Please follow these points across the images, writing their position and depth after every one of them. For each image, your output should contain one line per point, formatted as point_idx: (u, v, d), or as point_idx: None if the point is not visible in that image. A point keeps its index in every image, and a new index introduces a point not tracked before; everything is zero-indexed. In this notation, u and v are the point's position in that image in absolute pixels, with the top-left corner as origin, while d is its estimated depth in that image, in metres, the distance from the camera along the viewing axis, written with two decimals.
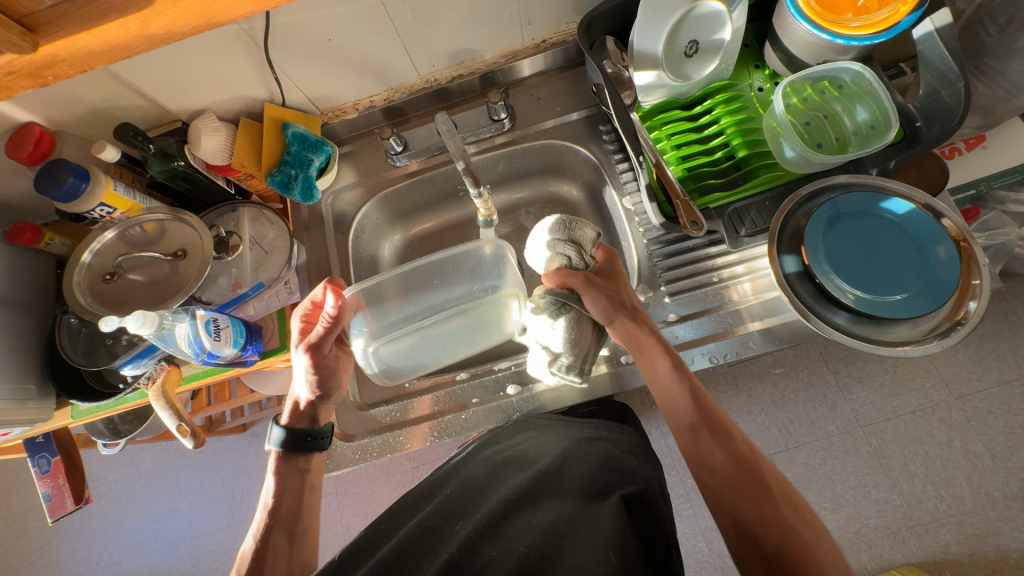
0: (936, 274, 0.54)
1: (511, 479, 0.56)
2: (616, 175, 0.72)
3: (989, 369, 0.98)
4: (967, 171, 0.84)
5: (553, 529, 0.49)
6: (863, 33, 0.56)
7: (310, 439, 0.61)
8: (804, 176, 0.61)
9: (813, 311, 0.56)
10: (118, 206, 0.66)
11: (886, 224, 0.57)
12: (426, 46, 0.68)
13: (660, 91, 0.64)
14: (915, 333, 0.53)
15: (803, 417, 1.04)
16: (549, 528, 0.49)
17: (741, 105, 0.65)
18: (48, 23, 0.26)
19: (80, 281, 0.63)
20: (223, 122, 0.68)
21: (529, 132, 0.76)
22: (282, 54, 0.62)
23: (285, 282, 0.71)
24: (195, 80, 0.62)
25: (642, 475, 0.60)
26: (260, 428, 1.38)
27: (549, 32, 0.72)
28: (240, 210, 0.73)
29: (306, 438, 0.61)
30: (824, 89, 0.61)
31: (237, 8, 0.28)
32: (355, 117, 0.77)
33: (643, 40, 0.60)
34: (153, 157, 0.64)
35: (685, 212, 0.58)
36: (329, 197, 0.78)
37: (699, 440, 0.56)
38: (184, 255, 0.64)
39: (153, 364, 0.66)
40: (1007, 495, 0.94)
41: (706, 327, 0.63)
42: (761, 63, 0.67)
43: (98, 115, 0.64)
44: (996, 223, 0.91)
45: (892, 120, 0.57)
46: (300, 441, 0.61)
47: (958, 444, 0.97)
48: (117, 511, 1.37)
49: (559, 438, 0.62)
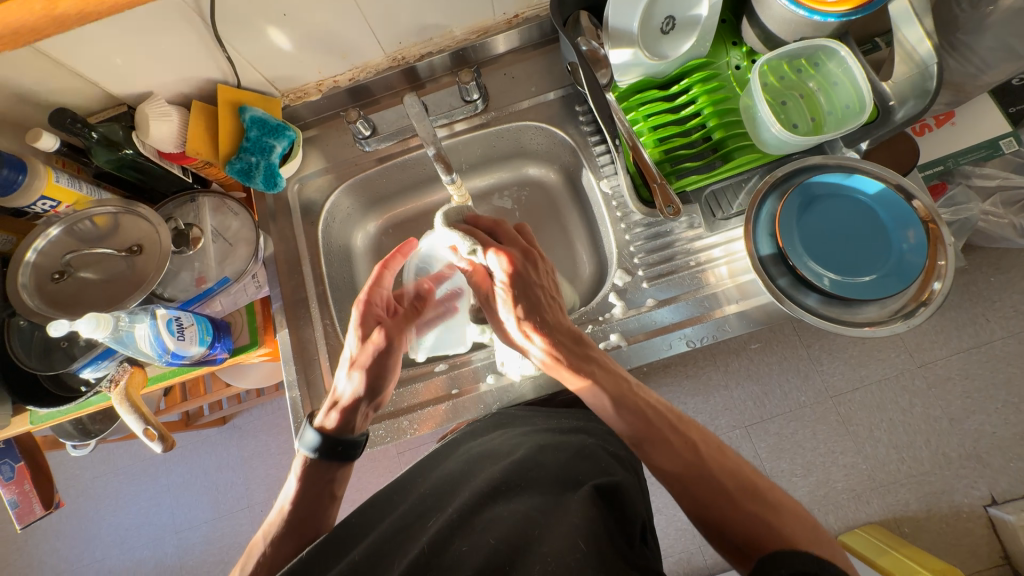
0: (904, 254, 0.55)
1: (485, 472, 0.58)
2: (592, 158, 0.70)
3: (951, 338, 1.03)
4: (936, 147, 0.86)
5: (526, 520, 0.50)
6: (839, 9, 0.53)
7: (346, 448, 0.58)
8: (778, 159, 0.61)
9: (785, 294, 0.56)
10: (62, 199, 0.61)
11: (858, 204, 0.57)
12: (392, 20, 0.64)
13: (637, 69, 0.61)
14: (883, 313, 0.55)
15: (777, 390, 1.08)
16: (522, 519, 0.50)
17: (718, 84, 0.63)
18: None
19: (26, 282, 0.59)
20: (173, 105, 0.63)
21: (504, 113, 0.73)
22: (233, 31, 0.58)
23: (253, 276, 0.68)
24: (138, 60, 0.57)
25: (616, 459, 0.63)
26: (240, 420, 1.35)
27: (522, 6, 0.68)
28: (199, 201, 0.69)
29: (337, 446, 0.58)
30: (800, 67, 0.61)
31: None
32: (319, 98, 0.72)
33: (618, 16, 0.58)
34: (97, 146, 0.60)
35: (662, 195, 0.57)
36: (295, 184, 0.74)
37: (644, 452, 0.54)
38: (140, 251, 0.61)
39: (114, 366, 0.63)
40: (961, 454, 1.00)
41: (684, 311, 0.63)
42: (739, 39, 0.65)
43: (30, 100, 0.58)
44: (962, 198, 0.93)
45: (866, 99, 0.56)
46: (333, 449, 0.58)
47: (920, 410, 1.02)
48: (96, 509, 1.35)
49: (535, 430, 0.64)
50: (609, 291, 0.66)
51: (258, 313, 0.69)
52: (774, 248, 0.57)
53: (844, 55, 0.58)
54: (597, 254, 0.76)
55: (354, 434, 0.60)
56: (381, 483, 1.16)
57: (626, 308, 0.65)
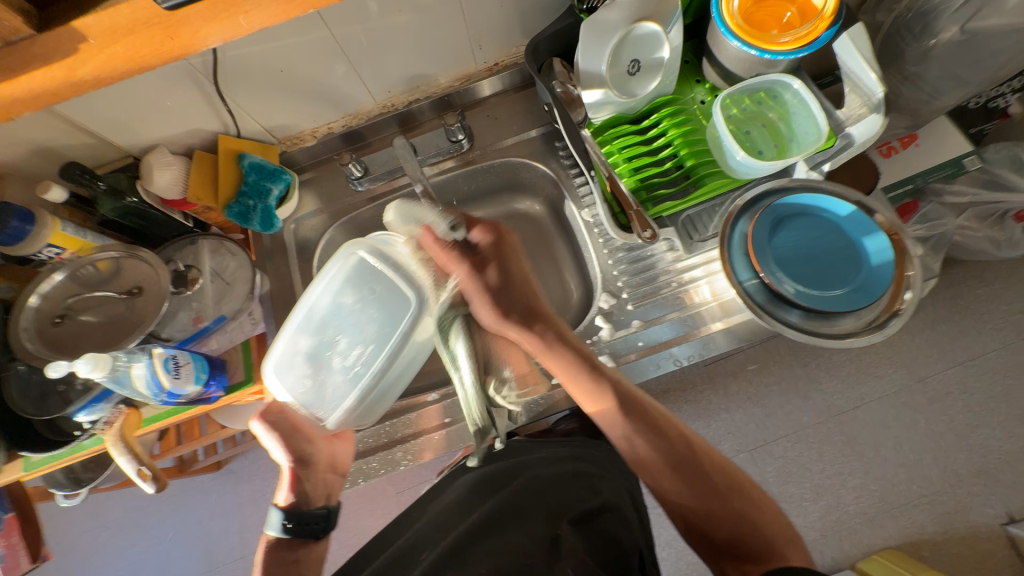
0: (872, 266, 0.57)
1: (483, 504, 0.61)
2: (574, 189, 0.74)
3: (945, 351, 1.04)
4: (901, 168, 0.92)
5: (520, 553, 0.55)
6: (789, 48, 0.58)
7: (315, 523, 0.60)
8: (746, 183, 0.65)
9: (765, 309, 0.58)
10: (67, 246, 0.64)
11: (824, 222, 0.60)
12: (382, 72, 0.69)
13: (609, 107, 0.65)
14: (858, 324, 0.56)
15: (778, 410, 1.07)
16: (519, 550, 0.55)
17: (686, 117, 0.68)
18: None
19: (27, 326, 0.60)
20: (177, 156, 0.67)
21: (488, 151, 0.78)
22: (233, 87, 0.62)
23: (249, 313, 0.70)
24: (145, 115, 0.61)
25: (609, 484, 0.65)
26: (235, 465, 1.33)
27: (501, 55, 0.74)
28: (199, 243, 0.72)
29: (301, 522, 0.59)
30: (760, 99, 0.65)
31: (166, 54, 0.28)
32: (313, 144, 0.77)
33: (588, 60, 0.62)
34: (103, 195, 0.63)
35: (639, 221, 0.61)
36: (291, 224, 0.78)
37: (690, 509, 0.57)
38: (139, 292, 0.63)
39: (109, 409, 0.64)
40: (971, 471, 0.98)
41: (672, 330, 0.65)
42: (702, 77, 0.70)
43: (43, 154, 0.62)
44: (935, 215, 0.96)
45: (823, 125, 0.61)
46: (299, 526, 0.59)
47: (923, 426, 1.01)
48: (84, 567, 1.29)
49: (539, 462, 0.67)
50: (595, 314, 0.68)
51: (254, 350, 0.70)
52: (749, 265, 0.60)
53: (798, 87, 0.63)
54: (584, 279, 0.78)
55: (316, 506, 0.61)
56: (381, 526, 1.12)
57: (614, 330, 0.66)
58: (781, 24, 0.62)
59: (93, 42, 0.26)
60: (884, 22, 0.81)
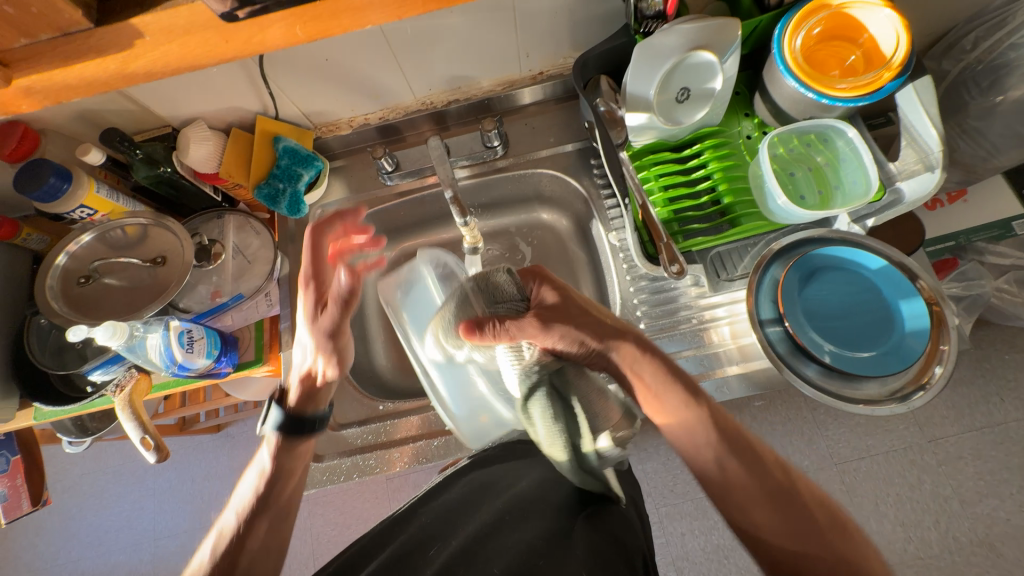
0: (902, 333, 0.55)
1: (488, 504, 0.60)
2: (603, 210, 0.73)
3: (962, 415, 1.00)
4: (945, 223, 0.88)
5: (531, 550, 0.53)
6: (849, 95, 0.55)
7: (311, 422, 0.59)
8: (784, 227, 0.63)
9: (785, 361, 0.56)
10: (99, 208, 0.65)
11: (858, 278, 0.58)
12: (425, 70, 0.68)
13: (651, 132, 0.63)
14: (882, 392, 0.54)
15: (778, 450, 1.05)
16: (527, 550, 0.53)
17: (729, 151, 0.66)
18: (24, 58, 0.32)
19: (53, 285, 0.62)
20: (214, 130, 0.68)
21: (521, 160, 0.76)
22: (277, 70, 0.62)
23: (266, 294, 0.71)
24: (187, 90, 0.62)
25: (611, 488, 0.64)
26: (234, 430, 1.36)
27: (547, 64, 0.72)
28: (225, 218, 0.73)
29: (303, 420, 0.59)
30: (810, 142, 0.63)
31: (203, 59, 0.35)
32: (349, 133, 0.77)
33: (636, 82, 0.60)
34: (139, 162, 0.64)
35: (667, 254, 0.59)
36: (317, 210, 0.78)
37: (763, 518, 0.46)
38: (163, 262, 0.64)
39: (122, 371, 0.65)
40: (973, 540, 0.95)
41: (688, 368, 0.63)
42: (751, 111, 0.67)
43: (86, 116, 0.63)
44: (974, 274, 0.93)
45: (873, 179, 0.58)
46: (299, 425, 0.58)
47: (928, 487, 0.98)
48: (80, 507, 1.34)
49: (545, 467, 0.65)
50: None
51: (266, 330, 0.71)
52: (774, 314, 0.58)
53: (852, 135, 0.60)
54: (601, 301, 0.76)
55: (319, 409, 0.61)
56: (367, 508, 1.15)
57: None
58: (844, 66, 0.59)
59: (148, 39, 0.32)
60: (950, 72, 0.78)
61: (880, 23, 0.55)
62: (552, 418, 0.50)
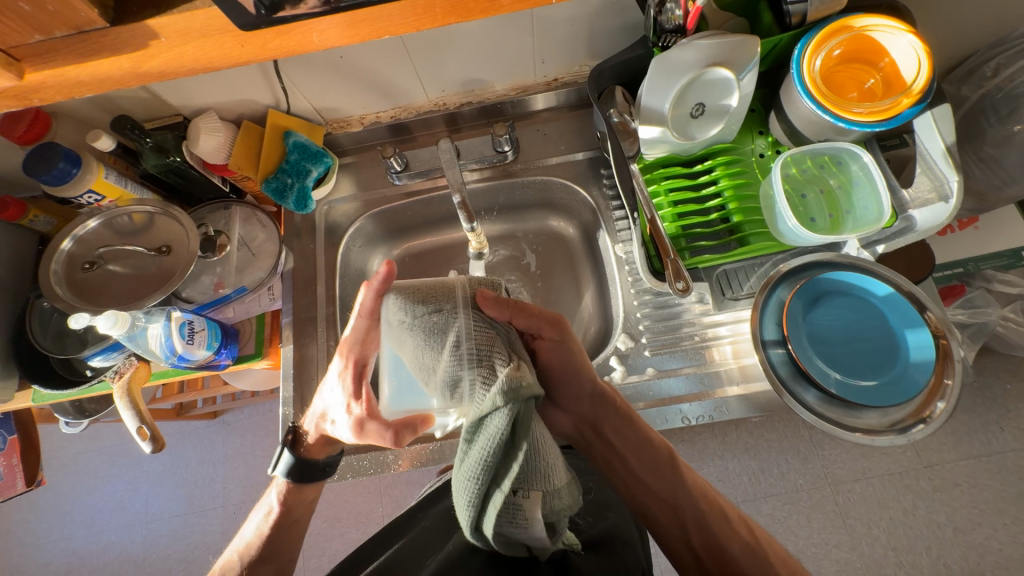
0: (906, 364, 0.55)
1: None
2: (611, 221, 0.72)
3: (961, 442, 0.99)
4: (956, 250, 0.87)
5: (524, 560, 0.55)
6: (865, 120, 0.55)
7: (323, 468, 0.61)
8: (793, 249, 0.62)
9: (785, 385, 0.56)
10: (106, 194, 0.65)
11: (865, 305, 0.58)
12: (439, 72, 0.68)
13: (663, 146, 0.63)
14: (881, 422, 0.53)
15: (773, 468, 1.05)
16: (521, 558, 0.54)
17: (741, 169, 0.65)
18: (36, 54, 0.33)
19: (57, 270, 0.62)
20: (225, 122, 0.67)
21: (531, 166, 0.76)
22: (291, 65, 0.62)
23: (269, 288, 0.71)
24: (200, 80, 0.62)
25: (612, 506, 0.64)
26: (231, 417, 1.36)
27: (562, 71, 0.72)
28: (232, 210, 0.73)
29: (316, 467, 0.60)
30: (823, 164, 0.62)
31: (219, 59, 0.36)
32: (359, 130, 0.76)
33: (651, 96, 0.59)
34: (149, 151, 0.64)
35: (673, 270, 0.58)
36: (324, 206, 0.77)
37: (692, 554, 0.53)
38: (168, 252, 0.64)
39: (122, 358, 0.65)
40: (964, 569, 0.95)
41: (688, 385, 0.63)
42: (765, 129, 0.67)
43: (97, 101, 0.62)
44: (981, 302, 0.92)
45: (885, 206, 0.58)
46: (309, 471, 0.60)
47: (922, 513, 0.98)
48: (74, 485, 1.34)
49: None
50: (611, 353, 0.66)
51: (267, 324, 0.72)
52: (778, 335, 0.58)
53: (867, 160, 0.59)
54: (603, 311, 0.76)
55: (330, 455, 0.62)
56: (358, 502, 1.15)
57: (626, 373, 0.65)
58: (863, 88, 0.59)
59: (164, 40, 0.33)
60: (969, 98, 0.77)
61: (902, 50, 0.55)
62: (467, 474, 0.39)
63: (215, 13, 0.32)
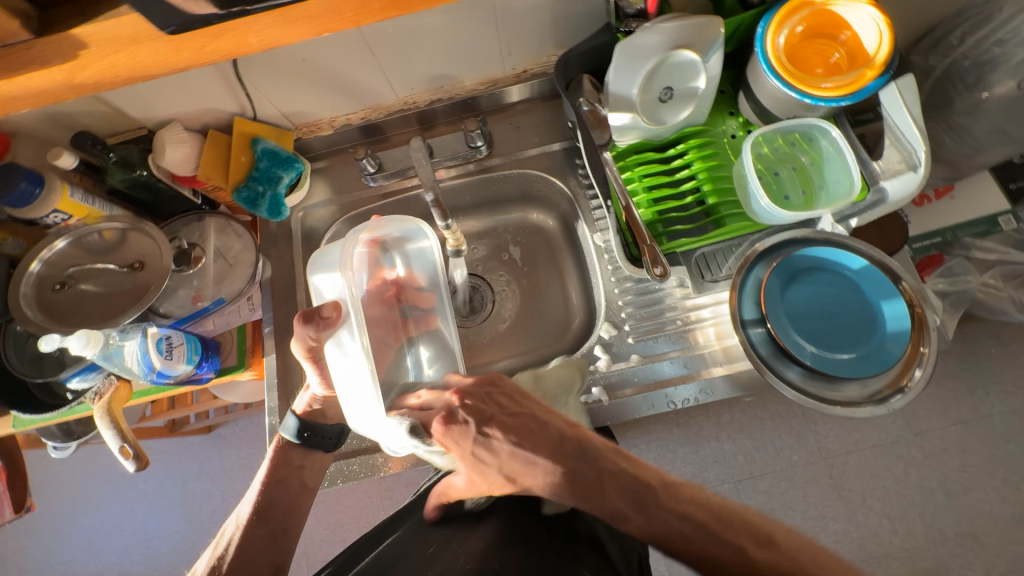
0: (884, 335, 0.55)
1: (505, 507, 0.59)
2: (588, 211, 0.73)
3: (949, 408, 1.01)
4: (935, 219, 0.88)
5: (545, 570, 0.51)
6: (833, 95, 0.55)
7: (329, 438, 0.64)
8: (767, 228, 0.63)
9: (767, 362, 0.56)
10: (75, 213, 0.63)
11: (841, 278, 0.59)
12: (405, 69, 0.67)
13: (635, 133, 0.62)
14: (861, 394, 0.54)
15: (768, 446, 1.06)
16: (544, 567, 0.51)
17: (713, 151, 0.65)
18: None
19: (28, 292, 0.60)
20: (191, 132, 0.66)
21: (506, 160, 0.76)
22: (252, 70, 0.61)
23: (248, 298, 0.70)
24: (162, 91, 0.60)
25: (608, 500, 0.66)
26: (226, 430, 1.35)
27: (530, 63, 0.71)
28: (206, 221, 0.72)
29: (307, 432, 0.62)
30: (794, 141, 0.62)
31: (158, 64, 0.35)
32: (330, 134, 0.75)
33: (618, 82, 0.59)
34: (114, 166, 0.62)
35: (650, 256, 0.59)
36: (299, 212, 0.76)
37: None
38: (141, 267, 0.63)
39: (101, 378, 0.64)
40: (957, 532, 0.97)
41: (669, 370, 0.63)
42: (736, 110, 0.67)
43: (56, 117, 0.61)
44: (960, 270, 0.93)
45: (856, 178, 0.58)
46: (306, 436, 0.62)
47: (915, 480, 1.00)
48: (70, 509, 1.33)
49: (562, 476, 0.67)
50: (595, 343, 0.67)
51: (249, 335, 0.71)
52: (756, 315, 0.58)
53: (836, 135, 0.60)
54: (588, 302, 0.76)
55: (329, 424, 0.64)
56: (359, 508, 1.15)
57: (611, 362, 0.65)
58: (828, 63, 0.58)
59: (94, 49, 0.32)
60: (937, 68, 0.78)
61: (863, 22, 0.55)
62: None
63: (139, 18, 0.32)
